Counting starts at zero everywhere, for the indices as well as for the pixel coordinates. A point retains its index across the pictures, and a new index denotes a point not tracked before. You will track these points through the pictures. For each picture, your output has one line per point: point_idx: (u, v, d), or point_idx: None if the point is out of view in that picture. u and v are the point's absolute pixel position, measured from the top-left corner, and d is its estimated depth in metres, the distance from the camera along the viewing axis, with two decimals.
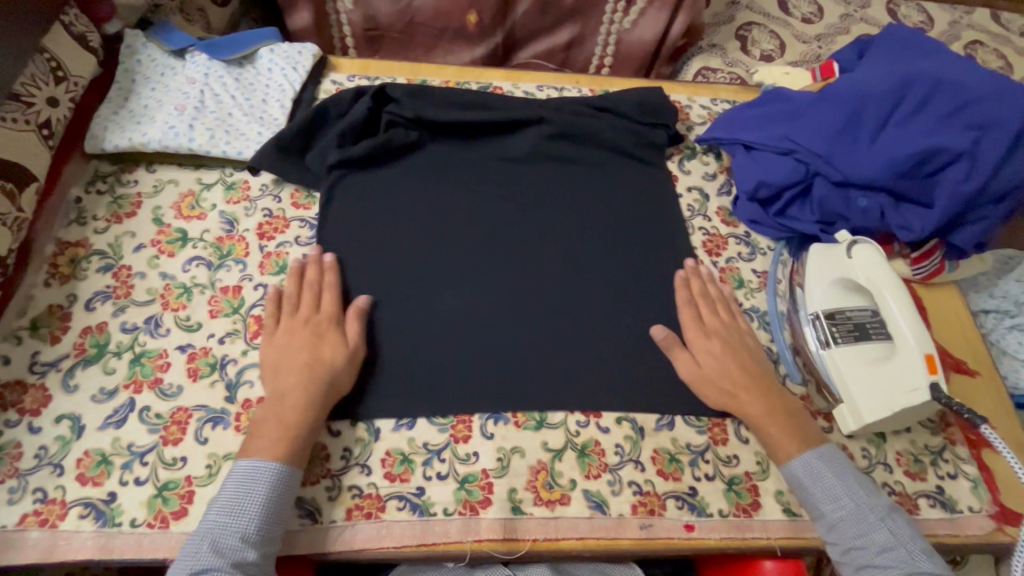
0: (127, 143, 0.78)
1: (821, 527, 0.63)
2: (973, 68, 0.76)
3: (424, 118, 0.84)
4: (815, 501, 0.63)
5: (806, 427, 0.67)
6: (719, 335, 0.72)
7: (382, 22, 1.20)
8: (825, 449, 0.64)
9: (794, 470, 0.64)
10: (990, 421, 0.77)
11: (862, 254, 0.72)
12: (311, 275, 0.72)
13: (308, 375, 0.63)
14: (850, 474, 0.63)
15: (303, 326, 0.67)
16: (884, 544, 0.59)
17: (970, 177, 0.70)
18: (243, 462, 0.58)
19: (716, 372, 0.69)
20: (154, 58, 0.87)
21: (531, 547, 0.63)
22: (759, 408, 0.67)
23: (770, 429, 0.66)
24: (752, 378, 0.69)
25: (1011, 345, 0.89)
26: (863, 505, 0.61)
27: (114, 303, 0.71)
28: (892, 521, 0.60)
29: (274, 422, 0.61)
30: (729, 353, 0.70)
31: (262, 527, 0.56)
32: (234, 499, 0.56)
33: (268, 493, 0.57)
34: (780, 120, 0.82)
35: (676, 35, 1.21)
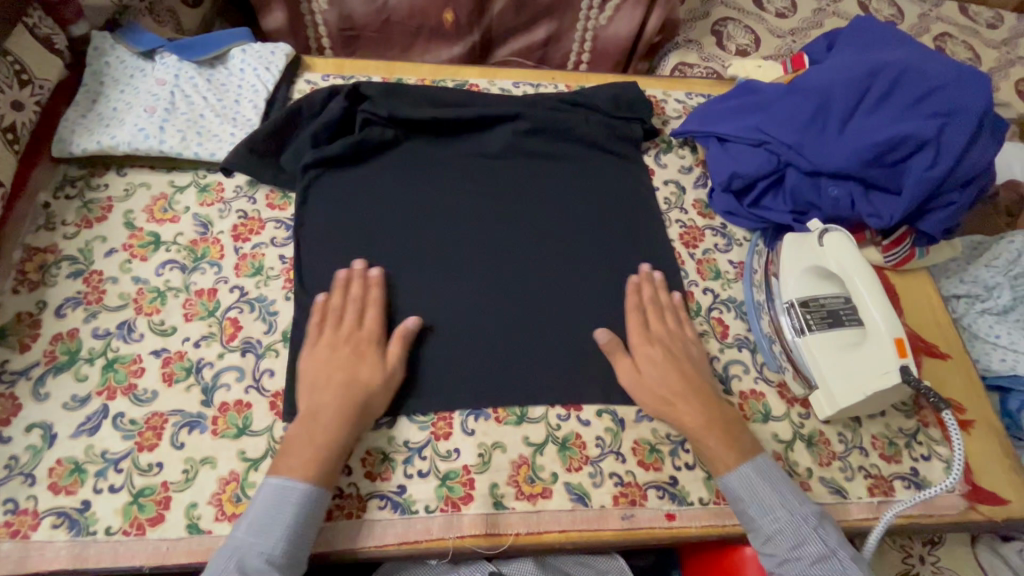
0: (96, 146, 0.77)
1: (756, 539, 0.62)
2: (937, 58, 0.77)
3: (399, 116, 0.83)
4: (751, 513, 0.62)
5: (742, 437, 0.66)
6: (662, 343, 0.71)
7: (358, 21, 1.20)
8: (760, 460, 0.64)
9: (731, 483, 0.63)
10: (962, 402, 0.78)
11: (833, 242, 0.74)
12: (358, 291, 0.70)
13: (344, 395, 0.62)
14: (782, 483, 0.63)
15: (345, 343, 0.66)
16: (818, 555, 0.59)
17: (935, 164, 0.72)
18: (273, 481, 0.58)
19: (656, 380, 0.68)
20: (122, 60, 0.85)
21: (514, 541, 0.63)
22: (696, 419, 0.66)
23: (709, 440, 0.65)
24: (689, 387, 0.68)
25: (983, 329, 0.92)
26: (798, 515, 0.61)
27: (85, 309, 0.70)
28: (824, 530, 0.61)
29: (306, 440, 0.60)
30: (668, 360, 0.69)
31: (288, 549, 0.55)
32: (264, 518, 0.56)
33: (298, 517, 0.56)
34: (752, 112, 0.83)
35: (652, 31, 1.22)
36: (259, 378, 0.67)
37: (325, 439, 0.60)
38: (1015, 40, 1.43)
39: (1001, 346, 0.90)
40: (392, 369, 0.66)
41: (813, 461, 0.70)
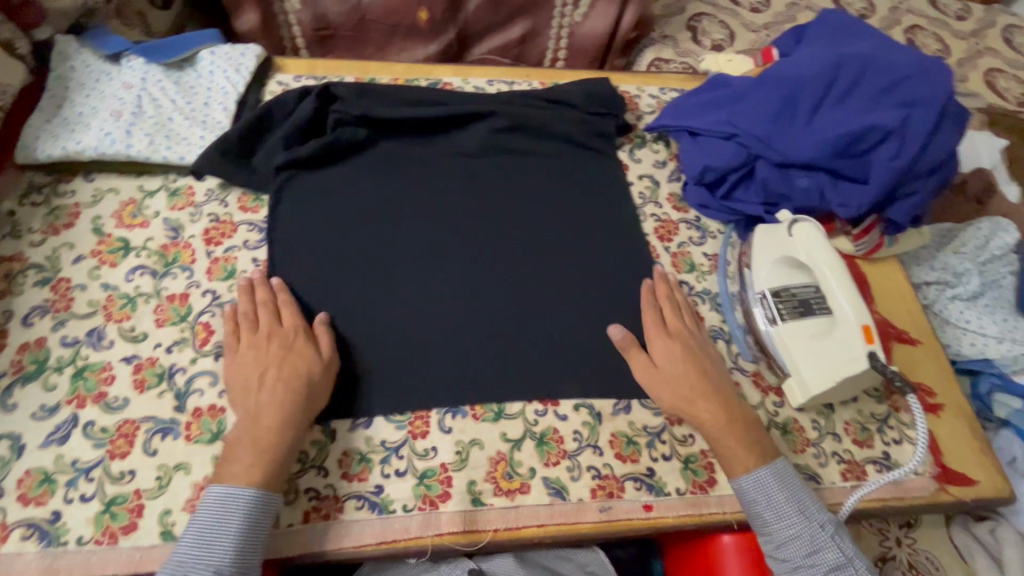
0: (61, 152, 0.76)
1: (771, 544, 0.63)
2: (901, 49, 0.79)
3: (371, 116, 0.83)
4: (769, 517, 0.62)
5: (762, 440, 0.66)
6: (682, 340, 0.71)
7: (332, 21, 1.19)
8: (779, 464, 0.64)
9: (747, 485, 0.63)
10: (931, 386, 0.80)
11: (803, 233, 0.75)
12: (263, 295, 0.69)
13: (285, 393, 0.61)
14: (800, 490, 0.63)
15: (268, 341, 0.65)
16: (834, 563, 0.60)
17: (901, 153, 0.73)
18: (217, 490, 0.56)
19: (677, 376, 0.68)
20: (87, 63, 0.84)
21: (493, 537, 0.63)
22: (715, 417, 0.66)
23: (728, 440, 0.65)
24: (710, 385, 0.68)
25: (954, 314, 0.94)
26: (814, 523, 0.62)
27: (53, 317, 0.69)
28: (841, 539, 0.62)
29: (249, 444, 0.59)
30: (690, 357, 0.70)
31: (236, 558, 0.54)
32: (208, 529, 0.55)
33: (243, 524, 0.55)
34: (722, 106, 0.84)
35: (627, 27, 1.22)
36: None
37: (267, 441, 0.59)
38: (984, 31, 1.46)
39: (971, 330, 0.93)
40: (329, 361, 0.66)
41: (788, 449, 0.71)
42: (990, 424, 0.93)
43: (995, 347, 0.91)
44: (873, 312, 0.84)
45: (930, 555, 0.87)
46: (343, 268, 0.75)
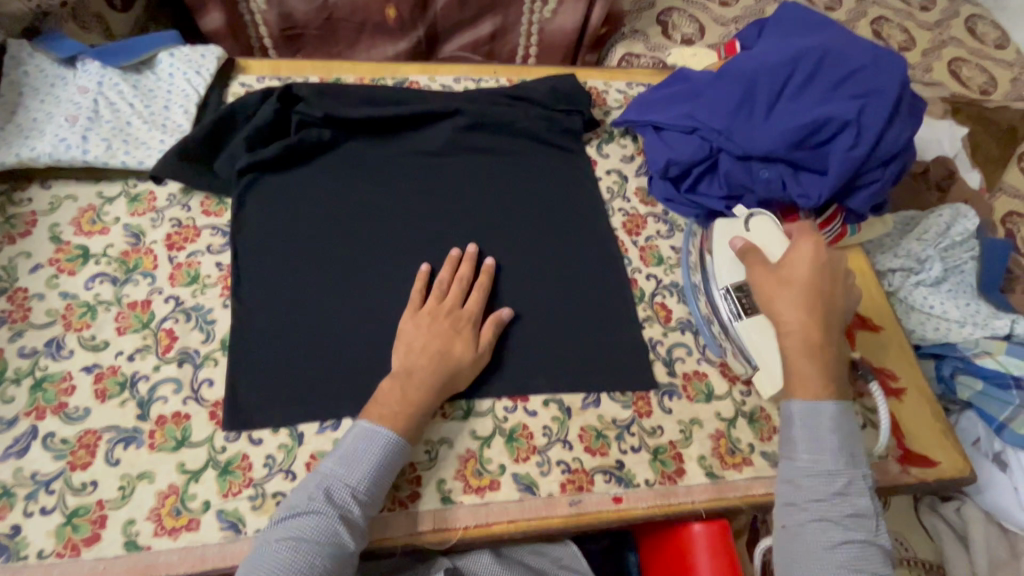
0: (14, 159, 0.74)
1: (799, 472, 0.62)
2: (856, 41, 0.80)
3: (334, 116, 0.82)
4: (807, 448, 0.62)
5: (840, 382, 0.66)
6: (826, 264, 0.69)
7: (298, 20, 1.17)
8: (847, 415, 0.64)
9: (799, 411, 0.63)
10: (894, 371, 0.82)
11: (757, 227, 0.76)
12: (466, 271, 0.73)
13: (438, 361, 0.65)
14: (853, 440, 0.63)
15: (445, 317, 0.68)
16: (862, 511, 0.59)
17: (857, 144, 0.74)
18: (376, 424, 0.60)
19: (796, 287, 0.67)
20: (42, 68, 0.82)
21: (463, 535, 0.63)
22: (802, 338, 0.65)
23: (806, 364, 0.65)
24: (820, 309, 0.67)
25: (919, 300, 0.96)
26: (854, 471, 0.61)
27: (10, 328, 0.67)
28: (872, 497, 0.62)
29: (398, 395, 0.63)
30: (823, 278, 0.68)
31: (370, 488, 0.58)
32: (352, 455, 0.58)
33: (382, 458, 0.59)
34: (684, 100, 0.85)
35: (597, 22, 1.22)
36: (197, 389, 0.66)
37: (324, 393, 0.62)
38: (948, 21, 1.49)
39: (935, 315, 0.94)
40: (482, 351, 0.68)
41: (755, 437, 0.73)
42: (954, 406, 0.96)
43: (958, 332, 0.93)
44: None
45: (900, 537, 0.90)
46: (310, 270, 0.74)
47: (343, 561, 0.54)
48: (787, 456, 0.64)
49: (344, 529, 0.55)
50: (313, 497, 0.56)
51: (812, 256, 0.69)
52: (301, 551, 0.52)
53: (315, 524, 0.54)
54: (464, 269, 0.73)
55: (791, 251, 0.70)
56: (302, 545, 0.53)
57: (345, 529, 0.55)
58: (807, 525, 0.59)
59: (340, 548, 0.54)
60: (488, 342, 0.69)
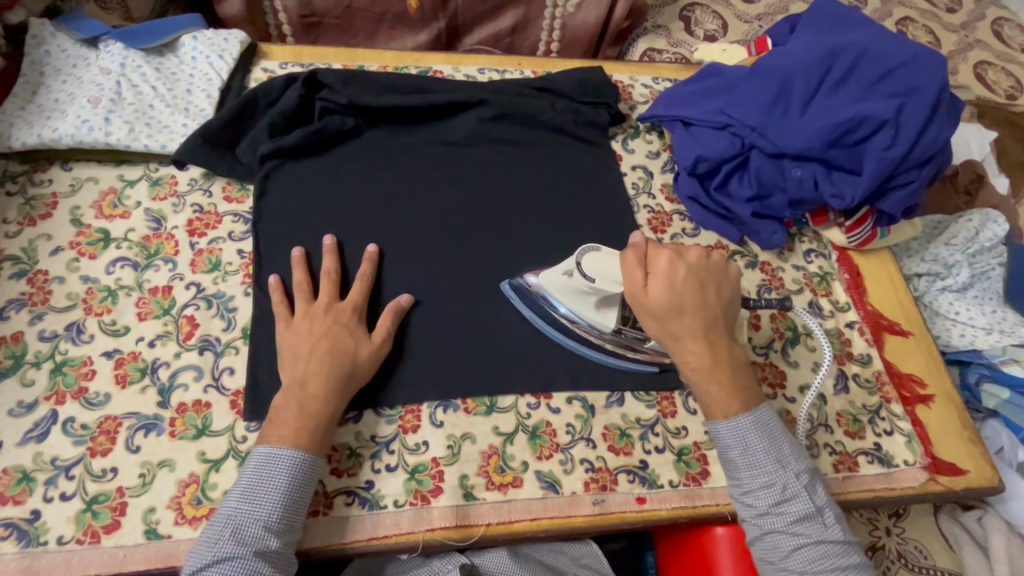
0: (36, 139, 0.73)
1: (737, 489, 0.62)
2: (894, 38, 0.78)
3: (359, 103, 0.81)
4: (739, 463, 0.61)
5: (749, 387, 0.63)
6: (689, 265, 0.65)
7: (319, 8, 1.16)
8: (761, 412, 0.62)
9: (721, 430, 0.62)
10: (922, 377, 0.80)
11: (594, 266, 0.67)
12: (330, 265, 0.70)
13: (332, 362, 0.61)
14: (780, 439, 0.62)
15: (324, 316, 0.65)
16: (803, 514, 0.59)
17: (893, 144, 0.73)
18: (263, 449, 0.57)
19: (663, 311, 0.63)
20: (63, 48, 0.81)
21: (485, 531, 0.62)
22: (702, 355, 0.63)
23: (710, 383, 0.63)
24: (703, 322, 0.63)
25: (944, 306, 0.95)
26: (787, 474, 0.60)
27: (30, 311, 0.67)
28: (814, 491, 0.60)
29: (295, 410, 0.59)
30: (688, 289, 0.63)
31: (283, 514, 0.55)
32: (252, 487, 0.55)
33: (285, 484, 0.56)
34: (715, 95, 0.84)
35: (620, 17, 1.20)
36: (218, 377, 0.65)
37: (314, 384, 0.60)
38: (974, 23, 1.46)
39: (960, 321, 0.94)
40: (379, 342, 0.65)
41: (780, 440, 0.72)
42: (978, 414, 0.94)
43: (984, 339, 0.92)
44: (865, 304, 0.84)
45: (919, 544, 0.87)
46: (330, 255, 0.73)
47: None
48: (726, 471, 0.64)
49: (264, 563, 0.52)
50: (222, 542, 0.52)
51: (668, 269, 0.64)
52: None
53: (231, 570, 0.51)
54: (326, 261, 0.70)
55: (650, 270, 0.65)
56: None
57: (267, 563, 0.53)
58: (759, 540, 0.60)
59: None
60: (385, 333, 0.66)
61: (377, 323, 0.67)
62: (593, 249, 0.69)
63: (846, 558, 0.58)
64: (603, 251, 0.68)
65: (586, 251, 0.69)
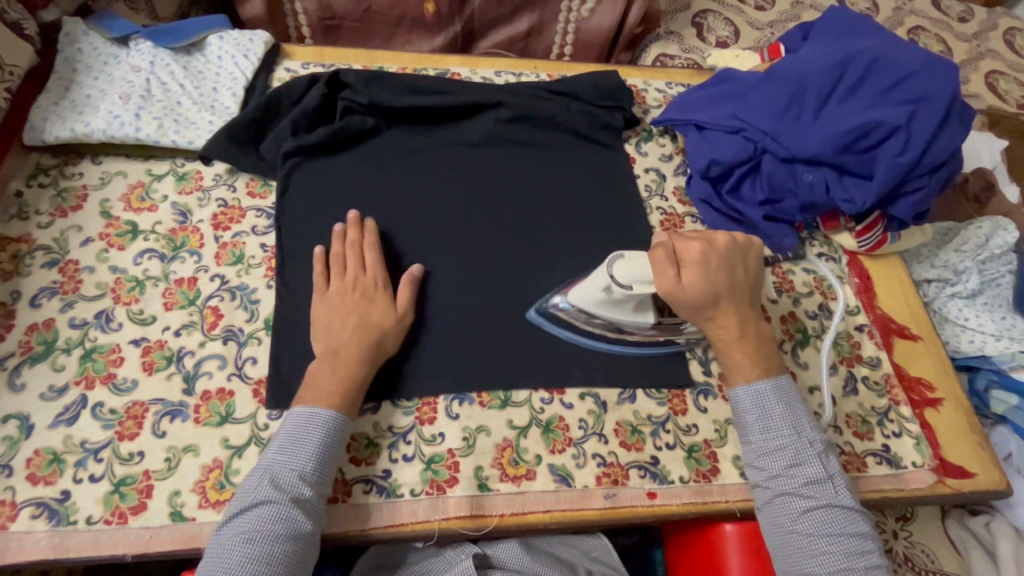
0: (69, 133, 0.76)
1: (752, 452, 0.64)
2: (907, 45, 0.80)
3: (379, 103, 0.83)
4: (755, 424, 0.64)
5: (771, 355, 0.68)
6: (720, 253, 0.68)
7: (338, 11, 1.18)
8: (780, 380, 0.66)
9: (742, 394, 0.66)
10: (931, 381, 0.81)
11: (628, 274, 0.67)
12: (357, 242, 0.72)
13: (355, 352, 0.63)
14: (798, 407, 0.65)
15: (352, 289, 0.67)
16: (815, 477, 0.61)
17: (906, 149, 0.74)
18: (299, 409, 0.60)
19: (694, 296, 0.66)
20: (95, 46, 0.84)
21: (499, 521, 0.64)
22: (730, 329, 0.67)
23: (735, 352, 0.67)
24: (734, 303, 0.67)
25: (953, 312, 0.95)
26: (803, 438, 0.63)
27: (61, 299, 0.69)
28: (827, 458, 0.62)
29: (318, 399, 0.61)
30: (720, 274, 0.67)
31: (318, 468, 0.57)
32: (291, 440, 0.58)
33: (321, 442, 0.58)
34: (729, 100, 0.85)
35: (633, 23, 1.22)
36: (241, 366, 0.67)
37: (339, 374, 0.62)
38: (986, 33, 1.47)
39: (969, 327, 0.94)
40: (403, 311, 0.68)
41: None
42: (986, 420, 0.95)
43: (993, 345, 0.92)
44: (875, 308, 0.85)
45: (925, 548, 0.87)
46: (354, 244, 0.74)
47: (304, 542, 0.55)
48: (743, 437, 0.66)
49: (297, 510, 0.55)
50: (260, 488, 0.55)
51: (700, 257, 0.66)
52: (255, 545, 0.52)
53: (266, 514, 0.54)
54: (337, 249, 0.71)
55: (681, 259, 0.67)
56: (253, 539, 0.52)
57: (301, 511, 0.55)
58: (771, 503, 0.62)
59: (298, 530, 0.54)
60: (407, 303, 0.69)
61: (399, 292, 0.70)
62: (619, 256, 0.68)
63: (857, 525, 0.59)
64: (630, 255, 0.67)
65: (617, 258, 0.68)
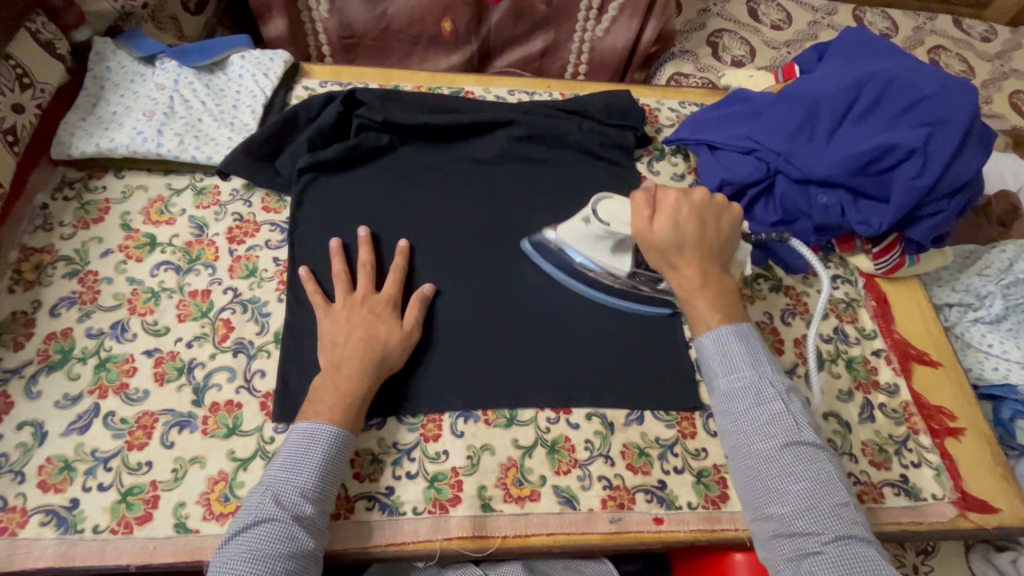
0: (94, 148, 0.78)
1: (717, 398, 0.63)
2: (924, 68, 0.79)
3: (394, 121, 0.85)
4: (715, 370, 0.63)
5: (735, 308, 0.66)
6: (693, 204, 0.68)
7: (357, 29, 1.21)
8: (741, 325, 0.65)
9: (705, 340, 0.64)
10: (952, 410, 0.79)
11: (609, 212, 0.71)
12: (368, 257, 0.73)
13: (362, 366, 0.64)
14: (759, 350, 0.63)
15: (361, 306, 0.68)
16: (776, 415, 0.59)
17: (922, 172, 0.72)
18: (300, 425, 0.60)
19: (664, 241, 0.67)
20: (123, 65, 0.87)
21: (501, 543, 0.63)
22: (693, 278, 0.67)
23: (698, 301, 0.66)
24: (701, 255, 0.67)
25: (976, 337, 0.92)
26: (764, 378, 0.61)
27: (79, 309, 0.70)
28: (790, 398, 0.60)
29: (325, 412, 0.61)
30: (691, 223, 0.67)
31: (320, 484, 0.57)
32: (292, 457, 0.58)
33: (324, 457, 0.58)
34: (742, 120, 0.85)
35: (648, 42, 1.22)
36: (249, 378, 0.68)
37: (346, 388, 0.62)
38: (1009, 53, 1.44)
39: (993, 354, 0.91)
40: (410, 329, 0.68)
41: None
42: None
43: (1018, 373, 0.89)
44: (892, 333, 0.83)
45: None
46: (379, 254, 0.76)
47: (306, 559, 0.54)
48: (709, 389, 0.65)
49: (299, 528, 0.54)
50: (263, 504, 0.55)
51: (674, 205, 0.68)
52: (258, 564, 0.52)
53: (268, 532, 0.54)
54: (335, 262, 0.73)
55: (658, 207, 0.69)
56: (256, 556, 0.52)
57: (302, 528, 0.55)
58: (738, 449, 0.60)
59: (299, 548, 0.54)
60: (414, 323, 0.69)
61: (406, 311, 0.71)
62: (607, 198, 0.73)
63: (822, 462, 0.56)
64: (616, 199, 0.72)
65: (609, 196, 0.73)
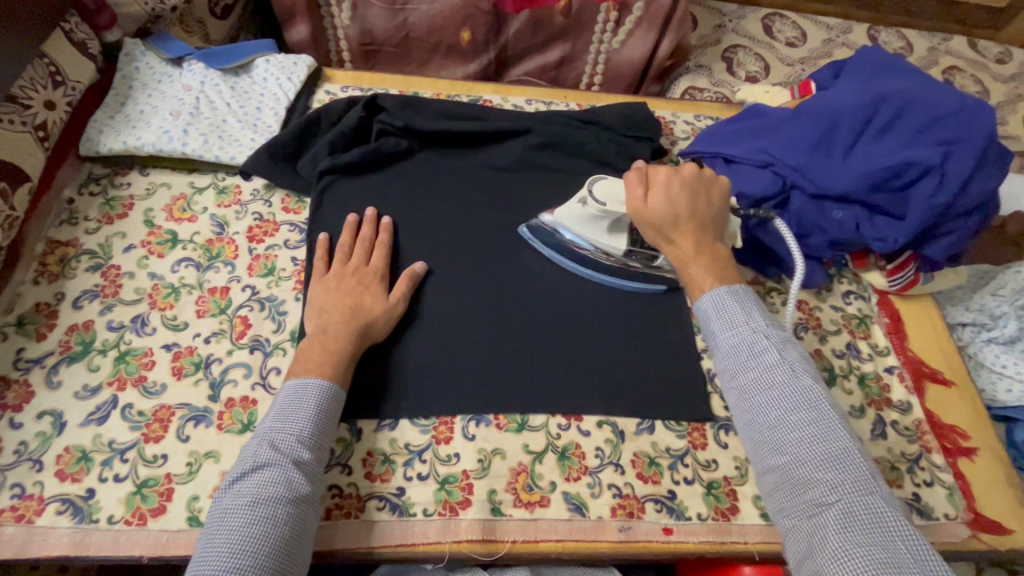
0: (121, 146, 0.80)
1: (717, 356, 0.64)
2: (942, 87, 0.79)
3: (413, 127, 0.86)
4: (714, 330, 0.64)
5: (728, 271, 0.68)
6: (684, 180, 0.71)
7: (378, 36, 1.22)
8: (738, 287, 0.66)
9: (701, 303, 0.66)
10: (965, 429, 0.78)
11: (605, 192, 0.74)
12: (368, 234, 0.76)
13: None
14: (756, 307, 0.64)
15: (353, 276, 0.71)
16: (772, 365, 0.60)
17: (939, 191, 0.73)
18: (292, 381, 0.61)
19: (659, 216, 0.69)
20: (152, 66, 0.89)
21: (510, 548, 0.63)
22: (688, 248, 0.69)
23: (692, 267, 0.68)
24: (695, 226, 0.69)
25: (989, 358, 0.91)
26: (760, 333, 0.62)
27: (101, 302, 0.72)
28: (786, 350, 0.61)
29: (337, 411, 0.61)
30: (684, 197, 0.70)
31: (314, 433, 0.59)
32: (286, 409, 0.59)
33: (317, 406, 0.60)
34: (759, 134, 0.86)
35: (664, 54, 1.24)
36: (265, 376, 0.69)
37: None
38: None
39: (1007, 375, 0.88)
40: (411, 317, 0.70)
41: None
42: None
43: None
44: (906, 350, 0.83)
45: None
46: (396, 257, 0.77)
47: (306, 503, 0.55)
48: (711, 350, 0.65)
49: (297, 472, 0.55)
50: (259, 452, 0.56)
51: (666, 182, 0.70)
52: (257, 506, 0.52)
53: (267, 477, 0.54)
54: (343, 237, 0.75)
55: (651, 185, 0.71)
56: (257, 499, 0.53)
57: (303, 472, 0.56)
58: (739, 406, 0.61)
59: (297, 493, 0.55)
60: (401, 296, 0.71)
61: (395, 287, 0.73)
62: (601, 179, 0.75)
63: (822, 410, 0.57)
64: (611, 180, 0.75)
65: (603, 177, 0.75)
